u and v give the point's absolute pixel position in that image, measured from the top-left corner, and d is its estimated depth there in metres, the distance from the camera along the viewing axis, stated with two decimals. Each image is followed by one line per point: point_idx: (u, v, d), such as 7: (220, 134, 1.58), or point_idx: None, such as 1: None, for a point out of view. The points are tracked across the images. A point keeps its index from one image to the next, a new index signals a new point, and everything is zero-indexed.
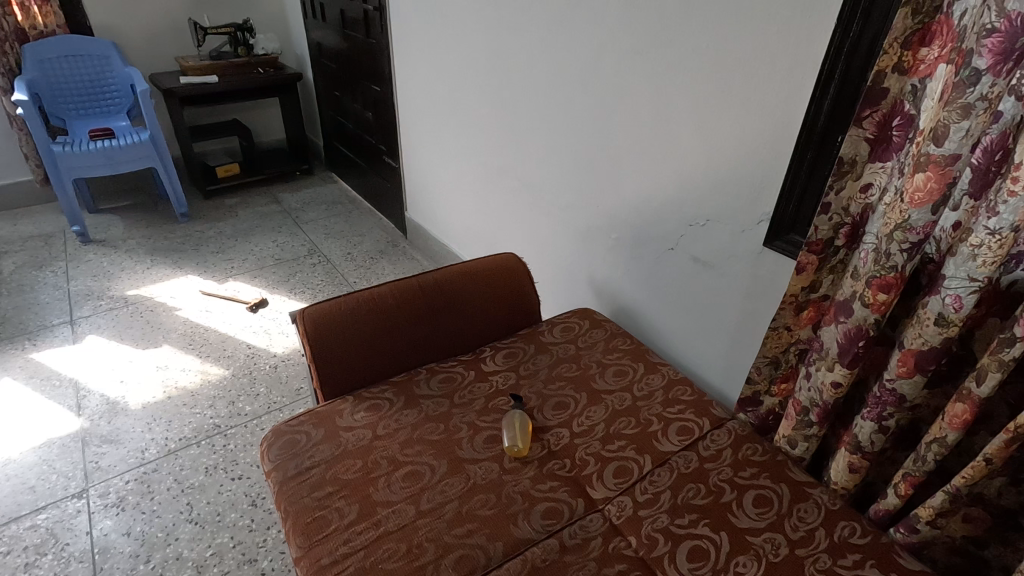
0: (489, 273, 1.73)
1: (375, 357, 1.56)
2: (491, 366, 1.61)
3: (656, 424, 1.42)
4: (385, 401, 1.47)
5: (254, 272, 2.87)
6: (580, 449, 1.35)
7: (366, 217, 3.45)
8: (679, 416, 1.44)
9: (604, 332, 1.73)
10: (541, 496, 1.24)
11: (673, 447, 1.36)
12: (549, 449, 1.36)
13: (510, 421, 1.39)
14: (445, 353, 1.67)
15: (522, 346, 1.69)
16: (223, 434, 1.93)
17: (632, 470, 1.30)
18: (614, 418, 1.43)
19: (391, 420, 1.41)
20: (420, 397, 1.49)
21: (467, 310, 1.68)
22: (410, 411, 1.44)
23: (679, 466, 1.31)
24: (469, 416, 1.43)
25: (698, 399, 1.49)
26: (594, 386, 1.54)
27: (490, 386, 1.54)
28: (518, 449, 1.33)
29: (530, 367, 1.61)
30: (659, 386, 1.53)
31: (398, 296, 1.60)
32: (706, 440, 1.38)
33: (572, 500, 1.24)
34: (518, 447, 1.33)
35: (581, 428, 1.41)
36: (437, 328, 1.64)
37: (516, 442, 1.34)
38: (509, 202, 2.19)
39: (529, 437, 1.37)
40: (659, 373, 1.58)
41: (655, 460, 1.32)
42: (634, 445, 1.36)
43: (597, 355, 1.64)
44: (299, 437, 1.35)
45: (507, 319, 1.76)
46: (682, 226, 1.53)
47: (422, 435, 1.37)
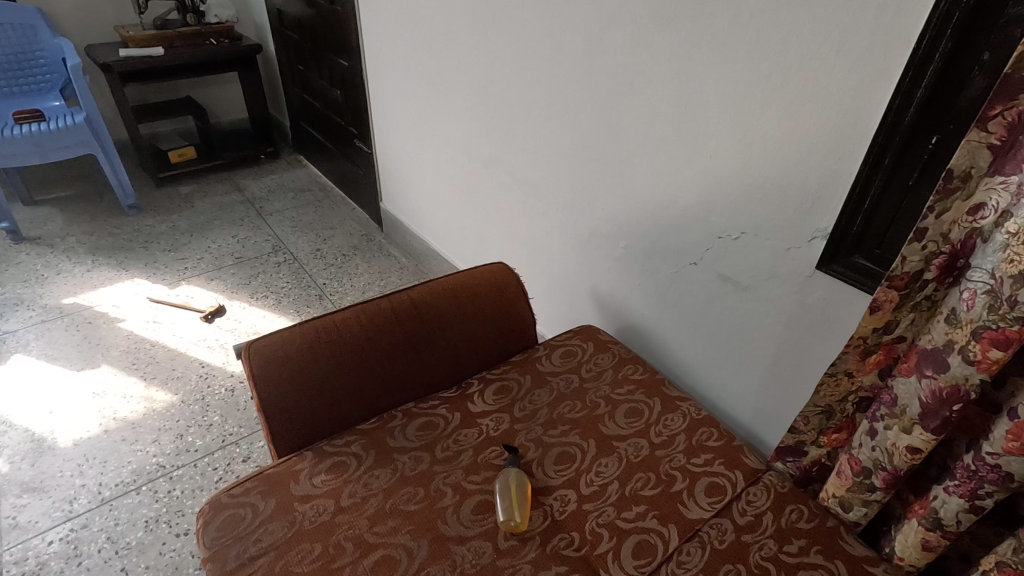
0: (476, 292, 1.47)
1: (340, 400, 1.29)
2: (480, 405, 1.36)
3: (680, 481, 1.18)
4: (351, 457, 1.21)
5: (211, 273, 2.56)
6: (591, 518, 1.11)
7: (338, 207, 3.13)
8: (707, 470, 1.20)
9: (611, 358, 1.49)
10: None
11: (702, 513, 1.12)
12: (554, 519, 1.11)
13: (503, 484, 1.14)
14: (425, 391, 1.41)
15: (516, 379, 1.43)
16: (167, 477, 1.66)
17: (655, 546, 1.06)
18: (630, 474, 1.19)
19: (359, 484, 1.15)
20: (396, 452, 1.23)
21: (450, 338, 1.42)
22: (382, 471, 1.18)
23: (712, 539, 1.08)
24: (453, 477, 1.18)
25: (728, 446, 1.26)
26: (603, 430, 1.29)
27: (479, 433, 1.29)
28: (517, 521, 1.08)
29: (526, 407, 1.35)
30: (680, 429, 1.29)
31: (369, 325, 1.34)
32: (740, 501, 1.14)
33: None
34: (516, 519, 1.08)
35: (590, 489, 1.16)
36: (416, 361, 1.38)
37: (513, 512, 1.09)
38: (498, 199, 1.91)
39: (529, 503, 1.12)
40: (678, 412, 1.34)
41: (681, 532, 1.09)
42: (656, 511, 1.12)
43: (605, 389, 1.39)
44: (243, 512, 1.09)
45: (498, 346, 1.50)
46: (708, 238, 1.27)
47: (398, 505, 1.11)
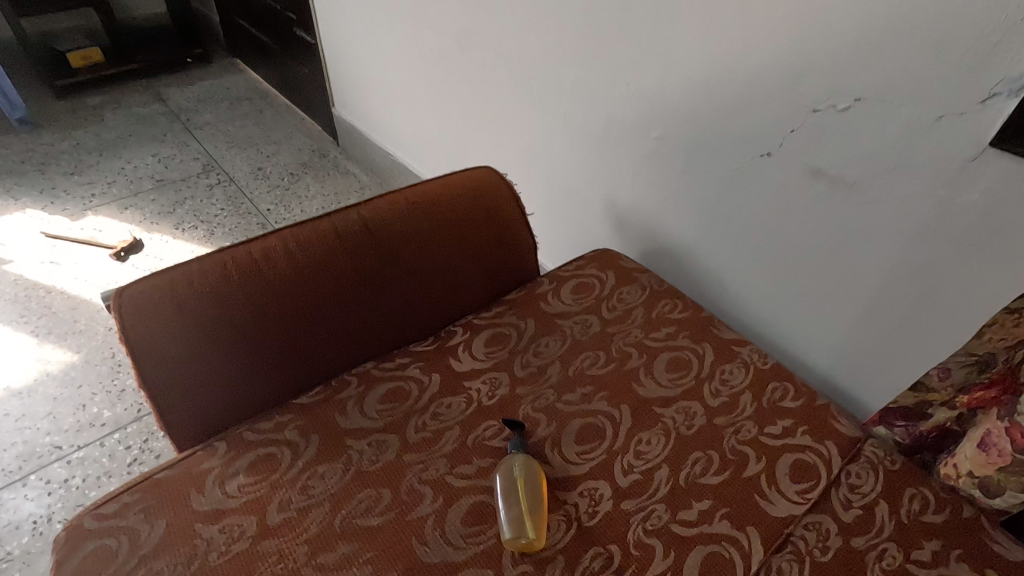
0: (454, 209, 1.07)
1: (267, 364, 0.91)
2: (467, 363, 0.99)
3: (755, 462, 0.84)
4: (283, 448, 0.83)
5: (125, 200, 2.07)
6: (634, 523, 0.77)
7: (283, 117, 2.59)
8: (789, 444, 0.86)
9: (640, 292, 1.11)
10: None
11: (790, 509, 0.79)
12: (581, 527, 0.77)
13: (508, 481, 0.79)
14: (390, 343, 1.03)
15: (514, 324, 1.05)
16: (64, 461, 1.29)
17: (730, 562, 0.73)
18: (683, 454, 0.85)
19: (295, 489, 0.79)
20: (350, 436, 0.86)
21: (419, 272, 1.03)
22: (329, 466, 0.82)
23: (809, 548, 0.75)
24: (433, 471, 0.82)
25: (812, 408, 0.92)
26: (640, 391, 0.93)
27: (468, 403, 0.92)
28: (530, 538, 0.74)
29: (530, 362, 0.98)
30: (744, 387, 0.94)
31: (301, 258, 0.94)
32: (840, 487, 0.81)
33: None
34: (530, 536, 0.74)
35: (630, 480, 0.82)
36: (373, 305, 0.99)
37: (523, 525, 0.74)
38: (480, 87, 1.45)
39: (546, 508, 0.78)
40: (738, 362, 0.98)
41: (766, 539, 0.76)
42: (726, 509, 0.78)
43: (636, 334, 1.03)
44: (116, 543, 0.72)
45: (487, 280, 1.11)
46: (794, 115, 0.86)
47: (353, 519, 0.76)
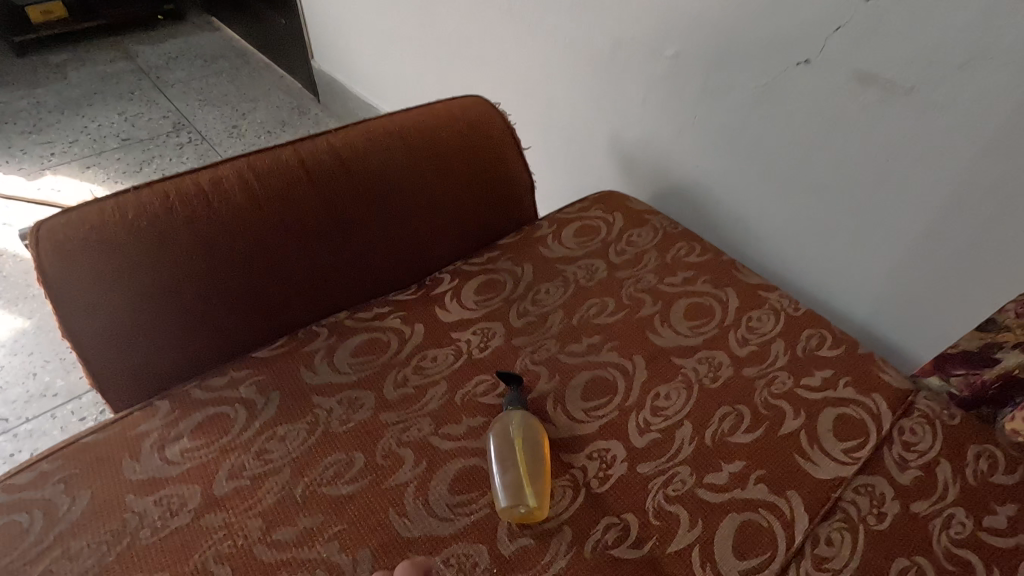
0: (440, 140, 0.93)
1: (220, 312, 0.78)
2: (455, 312, 0.86)
3: (793, 418, 0.72)
4: (237, 407, 0.71)
5: (87, 160, 1.92)
6: (654, 490, 0.65)
7: (260, 73, 2.41)
8: (831, 398, 0.74)
9: (652, 234, 0.98)
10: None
11: (837, 471, 0.67)
12: (590, 495, 0.65)
13: (503, 441, 0.67)
14: (368, 293, 0.89)
15: (509, 270, 0.92)
16: (10, 435, 1.16)
17: (770, 533, 0.61)
18: (708, 410, 0.72)
19: (249, 454, 0.66)
20: (316, 393, 0.73)
21: (400, 210, 0.89)
22: (291, 428, 0.69)
23: (862, 515, 0.63)
24: (415, 432, 0.70)
25: (854, 358, 0.79)
26: (655, 340, 0.81)
27: (456, 355, 0.79)
28: (530, 506, 0.62)
29: (528, 311, 0.85)
30: (775, 335, 0.82)
31: (260, 191, 0.80)
32: (893, 445, 0.69)
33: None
34: (530, 504, 0.62)
35: (647, 440, 0.70)
36: (346, 247, 0.86)
37: (522, 490, 0.62)
38: (469, 17, 1.30)
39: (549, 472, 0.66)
40: (767, 309, 0.86)
41: (811, 506, 0.64)
42: (762, 473, 0.66)
43: (650, 280, 0.90)
44: (28, 520, 0.59)
45: (478, 223, 0.98)
46: (841, 9, 0.73)
47: (318, 488, 0.63)
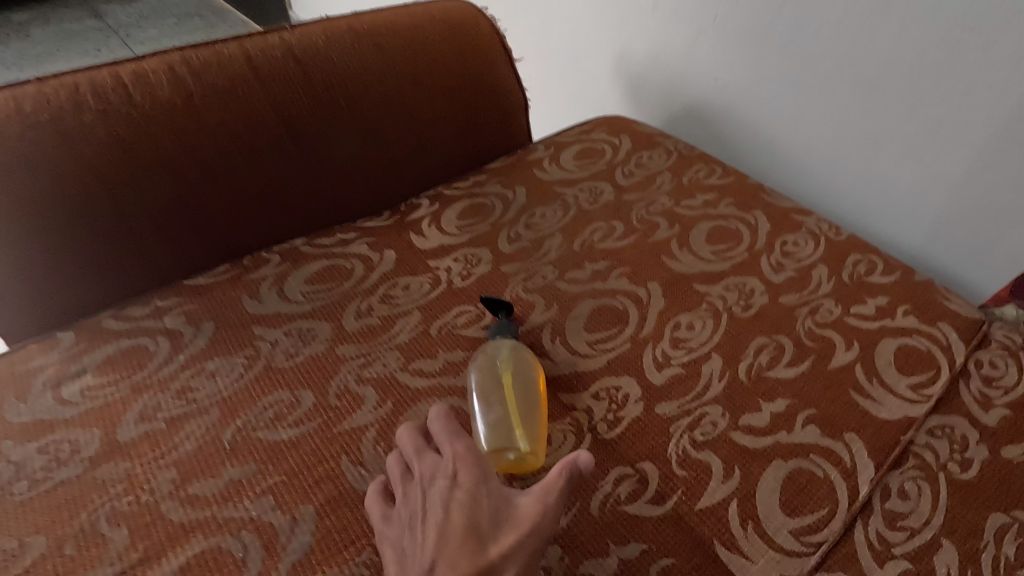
0: (417, 41, 0.78)
1: (144, 232, 0.64)
2: (434, 238, 0.72)
3: (845, 349, 0.58)
4: (158, 339, 0.57)
5: None
6: (677, 433, 0.52)
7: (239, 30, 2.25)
8: (889, 327, 0.61)
9: (665, 156, 0.85)
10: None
11: (904, 410, 0.53)
12: (597, 440, 0.52)
13: (487, 375, 0.53)
14: (330, 219, 0.76)
15: (499, 193, 0.79)
16: None
17: (826, 485, 0.48)
18: (740, 341, 0.59)
19: (168, 392, 0.52)
20: (259, 324, 0.59)
21: (368, 120, 0.75)
22: (224, 362, 0.55)
23: (942, 462, 0.50)
24: (379, 367, 0.56)
25: (912, 284, 0.66)
26: (673, 265, 0.67)
27: (433, 284, 0.66)
28: (521, 450, 0.48)
29: (521, 235, 0.72)
30: (816, 260, 0.68)
31: (194, 88, 0.66)
32: (970, 380, 0.56)
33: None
34: (521, 447, 0.48)
35: (666, 376, 0.56)
36: (302, 161, 0.71)
37: (510, 431, 0.48)
38: None
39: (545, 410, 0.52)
40: (803, 232, 0.72)
41: (875, 451, 0.50)
42: (812, 412, 0.53)
43: (664, 202, 0.76)
44: None
45: (462, 143, 0.83)
46: None
47: (252, 432, 0.50)
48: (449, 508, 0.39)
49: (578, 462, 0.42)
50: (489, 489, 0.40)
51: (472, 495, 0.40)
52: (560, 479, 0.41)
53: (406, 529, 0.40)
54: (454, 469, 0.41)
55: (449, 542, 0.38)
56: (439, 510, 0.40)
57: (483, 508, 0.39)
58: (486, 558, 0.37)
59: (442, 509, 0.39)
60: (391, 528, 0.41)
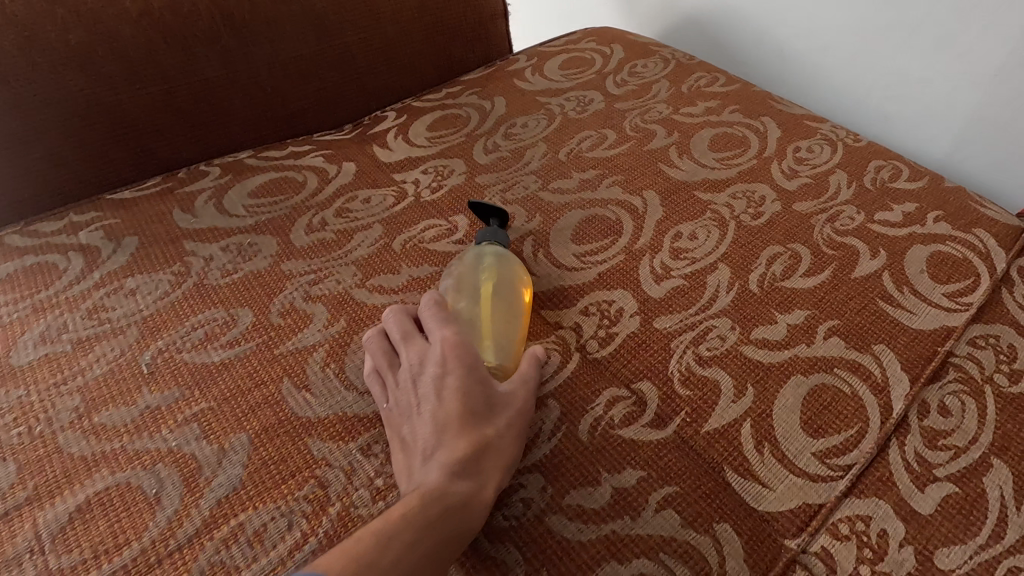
0: None
1: (58, 137, 0.55)
2: (401, 149, 0.63)
3: (870, 256, 0.51)
4: (69, 255, 0.48)
5: None
6: (679, 348, 0.44)
7: None
8: (920, 233, 0.53)
9: (662, 64, 0.76)
10: (593, 555, 0.35)
11: (941, 320, 0.46)
12: (585, 359, 0.44)
13: (464, 276, 0.45)
14: (281, 134, 0.67)
15: (475, 103, 0.70)
16: None
17: (854, 402, 0.41)
18: (750, 250, 0.51)
19: (76, 312, 0.44)
20: (190, 239, 0.51)
21: (321, 16, 0.65)
22: (147, 280, 0.47)
23: (987, 374, 0.43)
24: (332, 283, 0.48)
25: (942, 190, 0.58)
26: (672, 173, 0.59)
27: (398, 197, 0.57)
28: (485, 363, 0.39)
29: (500, 145, 0.63)
30: (833, 166, 0.60)
31: None
32: (1014, 288, 0.49)
33: (701, 547, 0.36)
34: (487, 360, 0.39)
35: (667, 288, 0.48)
36: (244, 61, 0.62)
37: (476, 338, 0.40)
38: None
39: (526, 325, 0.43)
40: (818, 138, 0.64)
41: (910, 364, 0.43)
42: (834, 322, 0.46)
43: (661, 110, 0.68)
44: None
45: (433, 51, 0.74)
46: None
47: (177, 354, 0.42)
48: (443, 396, 0.36)
49: (536, 355, 0.41)
50: (481, 373, 0.37)
51: (464, 383, 0.36)
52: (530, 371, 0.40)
53: (403, 416, 0.37)
54: (442, 357, 0.37)
55: (446, 430, 0.35)
56: (432, 397, 0.36)
57: (476, 395, 0.36)
58: (483, 437, 0.35)
59: (435, 396, 0.36)
60: (390, 416, 0.38)
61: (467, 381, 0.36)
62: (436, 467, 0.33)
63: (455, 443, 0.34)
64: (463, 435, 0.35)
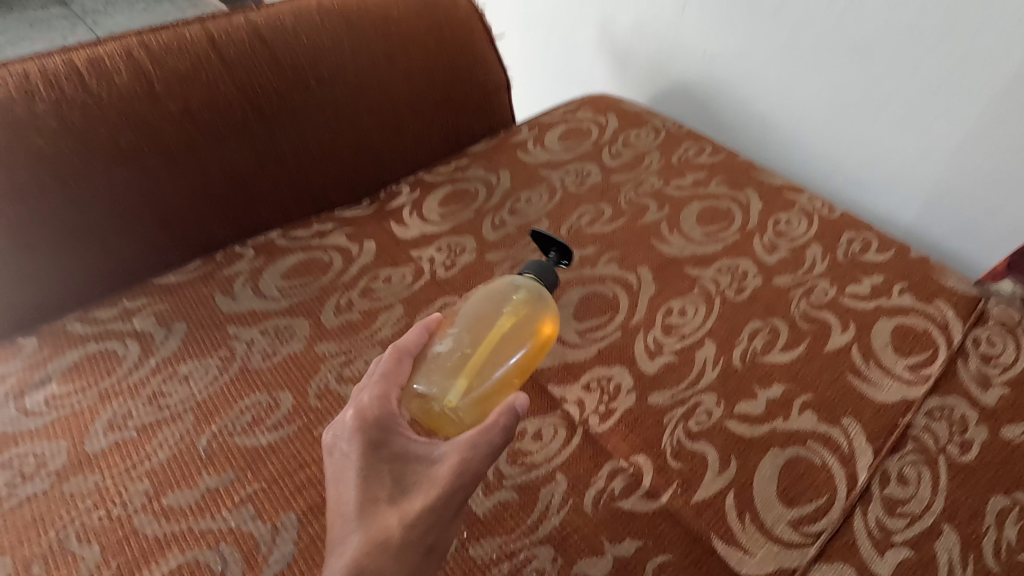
0: (389, 18, 0.74)
1: (109, 228, 0.61)
2: (416, 226, 0.69)
3: (841, 330, 0.57)
4: (126, 342, 0.54)
5: None
6: (669, 424, 0.50)
7: None
8: (885, 307, 0.59)
9: (653, 134, 0.82)
10: None
11: (903, 392, 0.52)
12: (588, 434, 0.50)
13: (486, 311, 0.47)
14: (305, 209, 0.73)
15: (482, 177, 0.76)
16: None
17: (824, 472, 0.47)
18: (734, 326, 0.57)
19: (138, 400, 0.50)
20: (233, 323, 0.57)
21: (341, 104, 0.72)
22: (198, 365, 0.53)
23: (941, 444, 0.49)
24: (361, 364, 0.54)
25: (907, 261, 0.64)
26: (663, 248, 0.65)
27: (416, 275, 0.63)
28: (449, 403, 0.43)
29: (505, 221, 0.69)
30: (810, 239, 0.66)
31: (152, 72, 0.62)
32: (968, 359, 0.55)
33: None
34: (449, 402, 0.42)
35: (659, 365, 0.54)
36: (273, 148, 0.69)
37: (453, 377, 0.43)
38: None
39: (513, 379, 0.45)
40: (797, 210, 0.70)
41: (875, 436, 0.49)
42: (807, 395, 0.52)
43: (652, 183, 0.74)
44: None
45: (441, 125, 0.80)
46: None
47: (228, 438, 0.48)
48: (347, 477, 0.38)
49: (507, 411, 0.39)
50: (388, 452, 0.39)
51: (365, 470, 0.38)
52: (493, 427, 0.39)
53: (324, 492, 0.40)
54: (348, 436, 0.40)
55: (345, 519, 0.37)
56: (340, 479, 0.38)
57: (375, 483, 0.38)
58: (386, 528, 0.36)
59: (343, 478, 0.38)
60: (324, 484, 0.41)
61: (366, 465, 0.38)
62: (326, 565, 0.35)
63: (356, 535, 0.36)
64: (363, 526, 0.36)
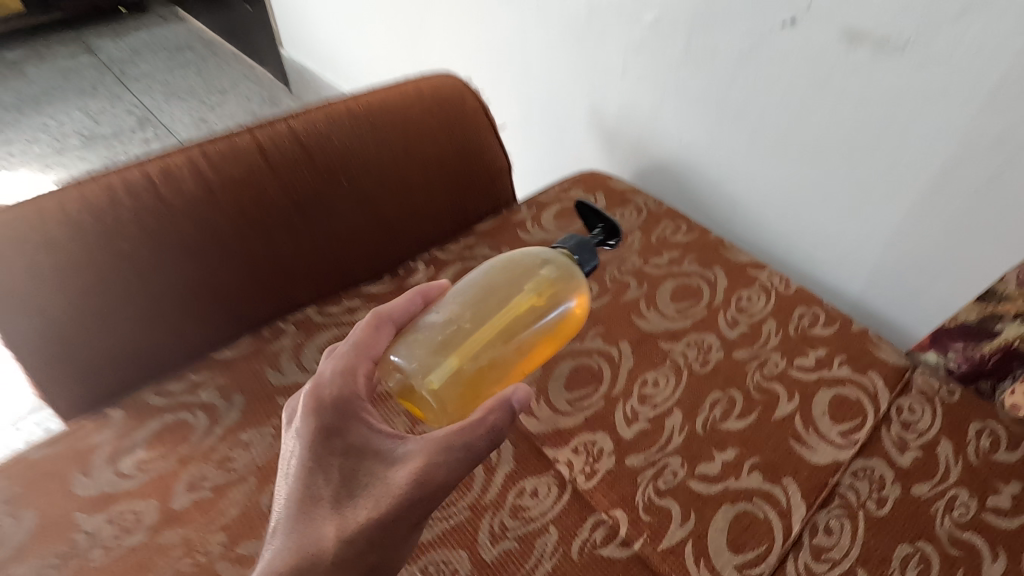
0: (406, 119, 0.87)
1: (177, 311, 0.73)
2: None
3: (788, 400, 0.68)
4: (196, 413, 0.66)
5: (47, 160, 1.88)
6: (641, 483, 0.62)
7: (230, 64, 2.28)
8: (826, 378, 0.71)
9: (636, 214, 0.94)
10: None
11: (834, 455, 0.63)
12: (575, 491, 0.62)
13: (494, 306, 0.56)
14: (335, 284, 0.85)
15: (487, 255, 0.88)
16: None
17: (765, 524, 0.58)
18: (698, 396, 0.69)
19: (210, 464, 0.61)
20: (282, 394, 0.68)
21: (366, 195, 0.84)
22: (257, 433, 0.64)
23: (861, 500, 0.60)
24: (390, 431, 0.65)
25: (848, 335, 0.76)
26: (640, 324, 0.77)
27: None
28: (433, 380, 0.52)
29: None
30: (766, 315, 0.78)
31: (213, 179, 0.74)
32: (891, 425, 0.66)
33: None
34: (435, 380, 0.52)
35: (635, 431, 0.66)
36: (310, 236, 0.81)
37: (446, 356, 0.52)
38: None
39: (500, 370, 0.54)
40: (757, 286, 0.82)
41: (809, 493, 0.60)
42: (756, 458, 0.63)
43: (634, 262, 0.86)
44: None
45: (451, 207, 0.93)
46: None
47: None
48: (298, 464, 0.47)
49: (508, 401, 0.47)
50: (335, 445, 0.48)
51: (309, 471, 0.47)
52: (472, 420, 0.47)
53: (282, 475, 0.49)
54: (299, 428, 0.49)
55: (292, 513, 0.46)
56: (291, 471, 0.48)
57: (318, 481, 0.47)
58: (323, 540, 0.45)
59: (293, 468, 0.48)
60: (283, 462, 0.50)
61: (313, 455, 0.47)
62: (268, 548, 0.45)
63: (298, 538, 0.45)
64: (306, 533, 0.45)
